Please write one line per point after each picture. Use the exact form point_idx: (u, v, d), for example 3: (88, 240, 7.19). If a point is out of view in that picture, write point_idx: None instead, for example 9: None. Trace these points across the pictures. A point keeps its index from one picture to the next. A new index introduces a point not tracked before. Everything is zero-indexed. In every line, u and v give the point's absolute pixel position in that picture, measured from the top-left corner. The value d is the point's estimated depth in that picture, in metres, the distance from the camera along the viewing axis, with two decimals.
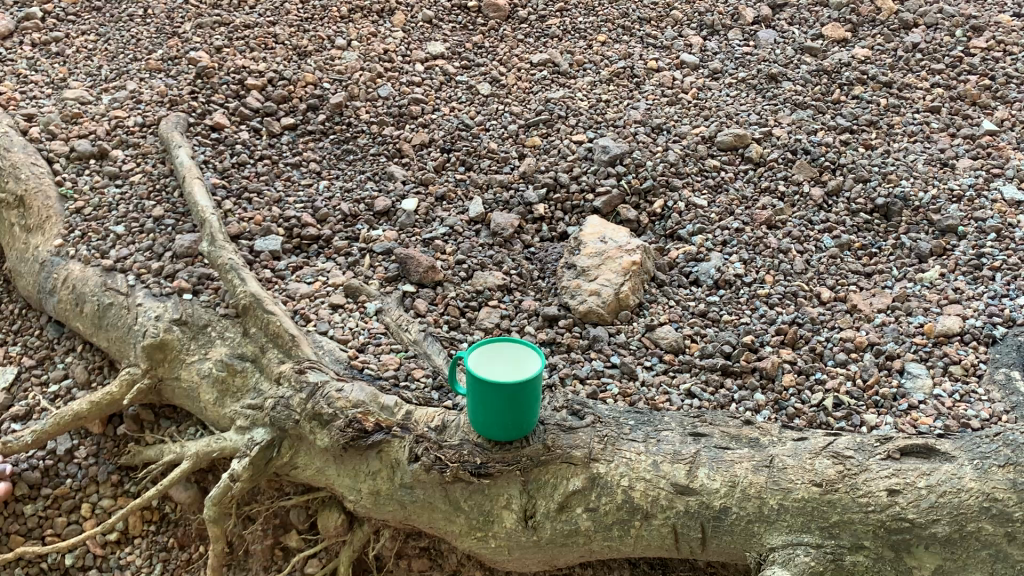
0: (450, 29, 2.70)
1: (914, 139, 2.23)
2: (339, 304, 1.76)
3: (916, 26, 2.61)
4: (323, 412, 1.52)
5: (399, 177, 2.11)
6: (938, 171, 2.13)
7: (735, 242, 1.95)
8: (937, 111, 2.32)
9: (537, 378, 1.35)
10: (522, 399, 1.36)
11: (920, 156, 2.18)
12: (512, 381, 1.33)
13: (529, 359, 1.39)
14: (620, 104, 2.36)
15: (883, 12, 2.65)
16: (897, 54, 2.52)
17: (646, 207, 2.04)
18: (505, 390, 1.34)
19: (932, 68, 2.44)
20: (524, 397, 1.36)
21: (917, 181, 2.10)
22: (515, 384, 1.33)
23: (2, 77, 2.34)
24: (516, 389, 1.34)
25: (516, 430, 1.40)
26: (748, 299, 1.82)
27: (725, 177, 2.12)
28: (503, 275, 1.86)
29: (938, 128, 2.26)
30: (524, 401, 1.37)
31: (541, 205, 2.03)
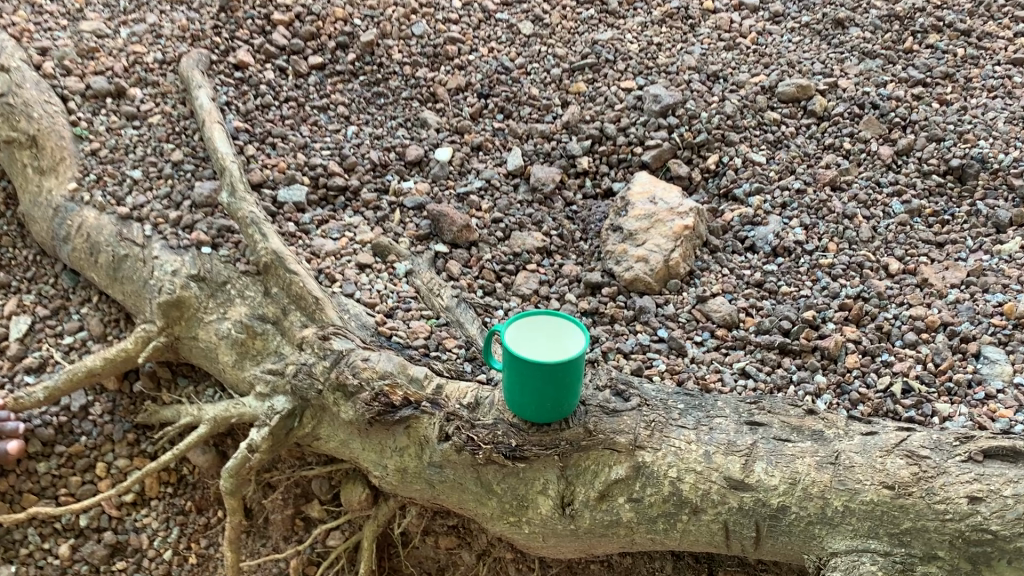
0: None
1: (994, 95, 2.04)
2: (367, 264, 1.64)
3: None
4: (347, 383, 1.40)
5: (433, 124, 1.97)
6: (1021, 130, 1.94)
7: (795, 204, 1.80)
8: (1021, 63, 2.12)
9: (579, 358, 1.23)
10: (563, 382, 1.24)
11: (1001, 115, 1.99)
12: (553, 361, 1.21)
13: (572, 338, 1.27)
14: (673, 48, 2.19)
15: None
16: None
17: (699, 163, 1.89)
18: (546, 371, 1.22)
19: (1016, 16, 2.24)
20: (566, 380, 1.24)
21: (997, 141, 1.91)
22: (558, 365, 1.21)
23: (15, 6, 2.18)
24: (557, 371, 1.22)
25: (556, 412, 1.28)
26: (809, 270, 1.68)
27: (786, 133, 1.96)
28: (543, 237, 1.72)
29: (1021, 83, 2.06)
30: (566, 382, 1.25)
31: (586, 158, 1.88)
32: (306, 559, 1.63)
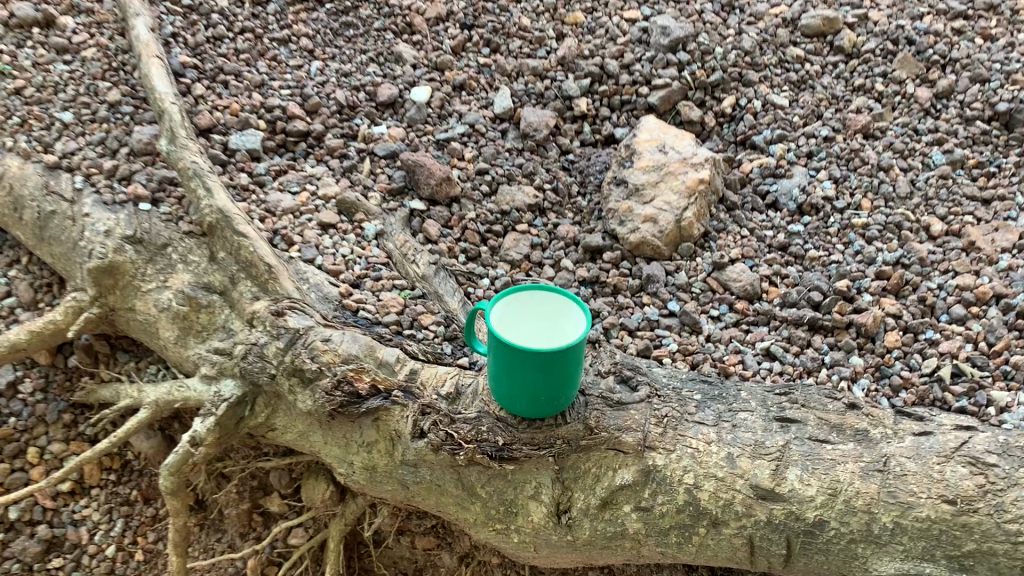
0: None
1: None
2: (330, 223, 1.41)
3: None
4: (305, 367, 1.19)
5: (409, 59, 1.72)
6: None
7: (823, 154, 1.58)
8: None
9: (579, 344, 1.02)
10: (559, 373, 1.04)
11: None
12: (548, 349, 1.00)
13: (570, 320, 1.06)
14: None
15: None
16: None
17: (712, 106, 1.66)
18: (539, 360, 1.01)
19: None
20: (563, 370, 1.04)
21: None
22: (555, 353, 1.00)
23: None
24: (553, 361, 1.01)
25: (549, 407, 1.08)
26: (840, 231, 1.47)
27: (811, 72, 1.73)
28: (535, 192, 1.50)
29: None
30: (563, 373, 1.04)
31: (584, 100, 1.65)
32: (265, 558, 1.44)
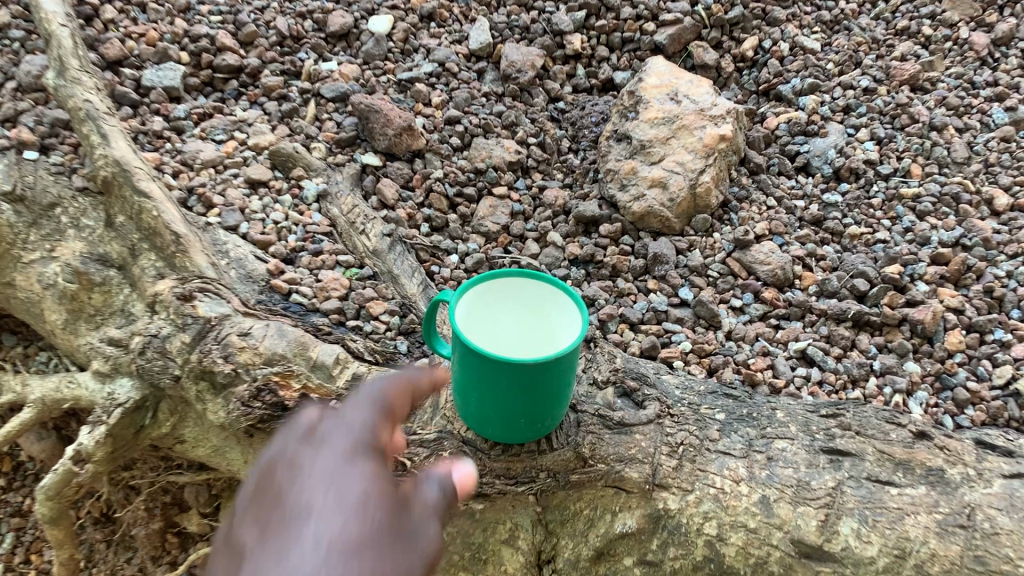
0: None
1: None
2: (261, 181, 1.14)
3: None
4: (216, 370, 0.92)
5: None
6: None
7: (863, 108, 1.31)
8: None
9: (567, 358, 0.76)
10: (546, 389, 0.78)
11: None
12: (535, 358, 0.73)
13: (562, 319, 0.81)
14: None
15: None
16: None
17: (730, 48, 1.40)
18: (522, 373, 0.75)
19: None
20: (552, 386, 0.78)
21: None
22: (545, 362, 0.74)
23: None
24: (538, 374, 0.75)
25: (530, 432, 0.82)
26: (885, 203, 1.21)
27: (846, 10, 1.45)
28: (517, 146, 1.23)
29: None
30: (551, 389, 0.78)
31: (578, 36, 1.37)
32: None
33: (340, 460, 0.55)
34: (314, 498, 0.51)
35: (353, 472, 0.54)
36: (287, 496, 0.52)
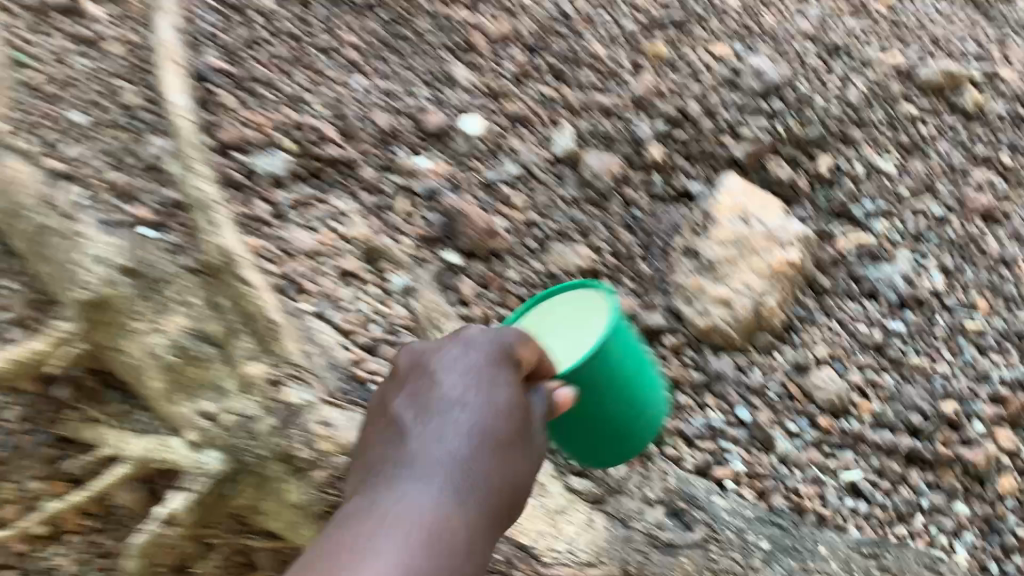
0: None
1: None
2: (350, 272, 1.21)
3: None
4: (298, 456, 0.97)
5: (464, 79, 1.49)
6: None
7: (933, 237, 1.35)
8: None
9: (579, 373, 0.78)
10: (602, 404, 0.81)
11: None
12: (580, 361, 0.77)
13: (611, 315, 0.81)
14: (785, 8, 1.66)
15: None
16: None
17: (806, 166, 1.44)
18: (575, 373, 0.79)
19: None
20: (600, 407, 0.81)
21: None
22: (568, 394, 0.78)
23: None
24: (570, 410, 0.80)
25: (633, 442, 0.87)
26: (947, 333, 1.24)
27: (925, 135, 1.49)
28: (590, 255, 1.35)
29: None
30: (615, 398, 0.82)
31: (657, 146, 1.44)
32: None
33: (476, 386, 0.63)
34: (453, 431, 0.60)
35: (483, 403, 0.62)
36: (417, 416, 0.62)
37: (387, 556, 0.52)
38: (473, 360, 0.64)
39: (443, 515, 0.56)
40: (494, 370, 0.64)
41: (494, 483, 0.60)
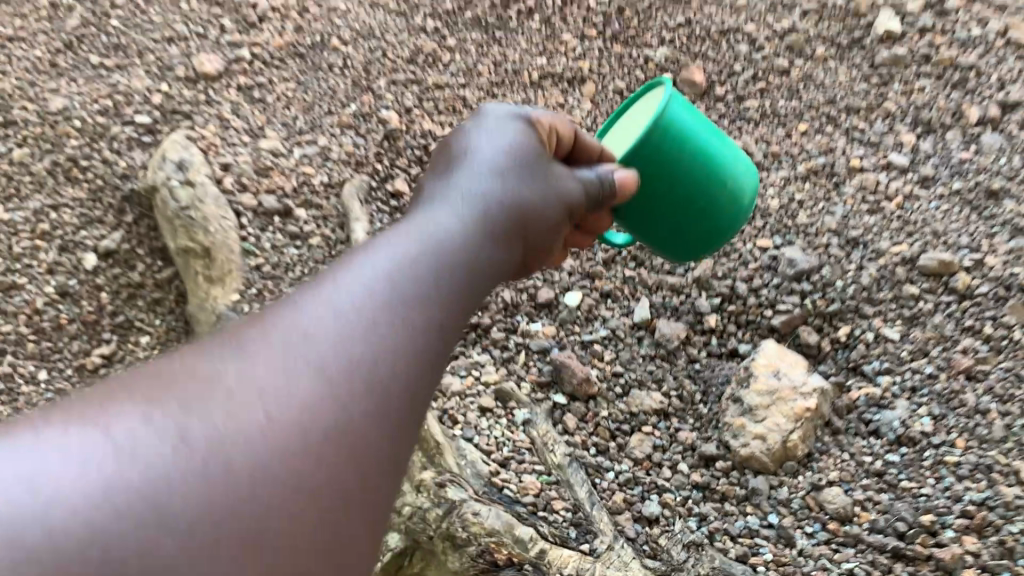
0: None
1: None
2: (488, 408, 1.74)
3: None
4: (457, 535, 1.44)
5: (567, 264, 1.99)
6: None
7: (926, 391, 1.76)
8: None
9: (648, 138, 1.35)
10: (679, 169, 1.38)
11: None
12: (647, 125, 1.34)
13: (678, 132, 1.36)
14: (816, 207, 2.09)
15: None
16: None
17: (829, 332, 1.89)
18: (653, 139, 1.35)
19: None
20: (675, 168, 1.38)
21: None
22: (641, 166, 1.37)
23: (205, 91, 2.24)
24: (642, 198, 1.39)
25: (708, 224, 1.44)
26: (932, 464, 1.64)
27: (924, 309, 1.89)
28: (662, 398, 1.77)
29: None
30: (686, 156, 1.38)
31: (713, 316, 1.91)
32: None
33: (497, 157, 1.17)
34: (485, 173, 1.13)
35: (503, 165, 1.16)
36: (465, 169, 1.15)
37: (378, 268, 0.88)
38: (495, 114, 1.27)
39: (513, 169, 1.16)
40: (509, 117, 1.26)
41: (517, 197, 1.12)
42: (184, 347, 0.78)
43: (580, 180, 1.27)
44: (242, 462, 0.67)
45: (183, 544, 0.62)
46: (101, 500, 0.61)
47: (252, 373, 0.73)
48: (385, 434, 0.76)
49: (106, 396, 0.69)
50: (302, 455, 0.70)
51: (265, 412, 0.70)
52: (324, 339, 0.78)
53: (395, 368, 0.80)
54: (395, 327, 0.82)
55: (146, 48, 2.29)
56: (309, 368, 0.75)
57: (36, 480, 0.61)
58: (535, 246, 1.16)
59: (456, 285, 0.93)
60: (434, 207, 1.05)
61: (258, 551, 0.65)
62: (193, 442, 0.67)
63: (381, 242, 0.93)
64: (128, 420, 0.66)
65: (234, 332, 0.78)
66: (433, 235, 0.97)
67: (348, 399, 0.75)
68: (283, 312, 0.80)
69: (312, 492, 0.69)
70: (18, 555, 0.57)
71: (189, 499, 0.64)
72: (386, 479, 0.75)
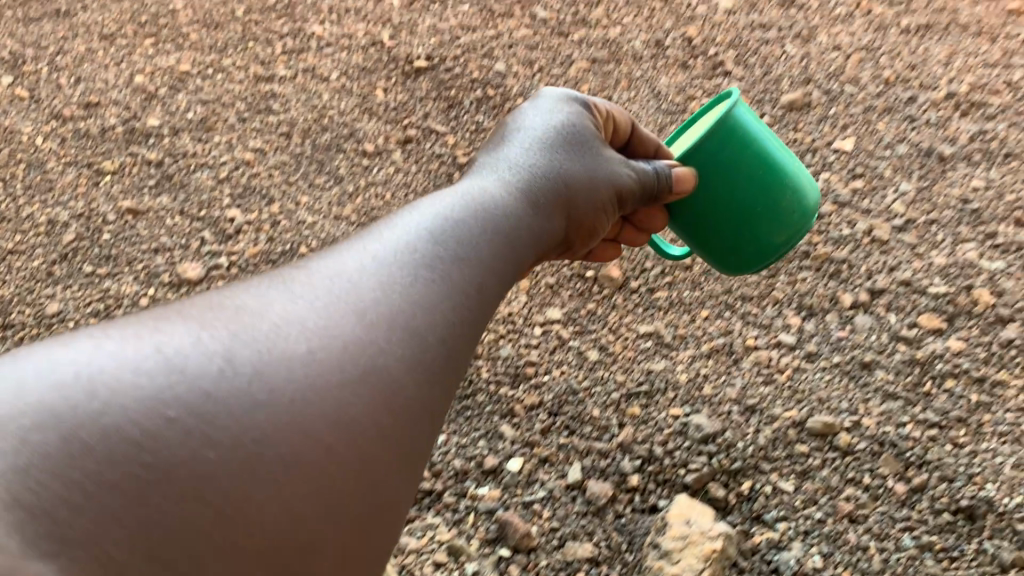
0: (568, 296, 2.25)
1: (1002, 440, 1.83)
2: (442, 562, 1.83)
3: (1014, 401, 1.89)
4: None
5: (509, 434, 2.02)
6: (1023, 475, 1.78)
7: (816, 532, 1.78)
8: None
9: (708, 139, 1.51)
10: (735, 172, 1.53)
11: (1010, 491, 1.76)
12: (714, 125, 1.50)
13: (740, 134, 1.52)
14: (716, 381, 2.04)
15: (979, 304, 2.06)
16: (993, 347, 1.98)
17: (734, 486, 1.88)
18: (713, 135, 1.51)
19: None
20: (730, 175, 1.53)
21: (1002, 485, 1.77)
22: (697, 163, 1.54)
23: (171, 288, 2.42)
24: (698, 195, 1.56)
25: (755, 234, 1.58)
26: None
27: (812, 462, 1.88)
28: (593, 547, 1.83)
29: None
30: (745, 150, 1.52)
31: (635, 475, 1.91)
32: None
33: (541, 144, 1.42)
34: (530, 156, 1.38)
35: (545, 152, 1.40)
36: (515, 147, 1.41)
37: (405, 248, 1.09)
38: (551, 102, 1.51)
39: (563, 158, 1.40)
40: (563, 108, 1.50)
41: (553, 175, 1.37)
42: (287, 279, 1.02)
43: (635, 171, 1.49)
44: (317, 380, 0.90)
45: (272, 432, 0.85)
46: (219, 395, 0.84)
47: (336, 312, 0.97)
48: (423, 376, 0.98)
49: (226, 319, 0.93)
50: (362, 381, 0.93)
51: (340, 347, 0.94)
52: (389, 294, 1.02)
53: (438, 326, 1.03)
54: (446, 287, 1.07)
55: (135, 258, 2.53)
56: (374, 315, 0.99)
57: (179, 371, 0.84)
58: (582, 225, 1.41)
59: (499, 248, 1.18)
60: (489, 179, 1.30)
61: (322, 452, 0.87)
62: (285, 363, 0.90)
63: (440, 210, 1.18)
64: (238, 343, 0.89)
65: (324, 276, 1.02)
66: (478, 207, 1.21)
67: (398, 346, 0.98)
68: (363, 262, 1.05)
69: (363, 416, 0.91)
70: (162, 419, 0.80)
71: (276, 413, 0.86)
72: (421, 417, 0.97)
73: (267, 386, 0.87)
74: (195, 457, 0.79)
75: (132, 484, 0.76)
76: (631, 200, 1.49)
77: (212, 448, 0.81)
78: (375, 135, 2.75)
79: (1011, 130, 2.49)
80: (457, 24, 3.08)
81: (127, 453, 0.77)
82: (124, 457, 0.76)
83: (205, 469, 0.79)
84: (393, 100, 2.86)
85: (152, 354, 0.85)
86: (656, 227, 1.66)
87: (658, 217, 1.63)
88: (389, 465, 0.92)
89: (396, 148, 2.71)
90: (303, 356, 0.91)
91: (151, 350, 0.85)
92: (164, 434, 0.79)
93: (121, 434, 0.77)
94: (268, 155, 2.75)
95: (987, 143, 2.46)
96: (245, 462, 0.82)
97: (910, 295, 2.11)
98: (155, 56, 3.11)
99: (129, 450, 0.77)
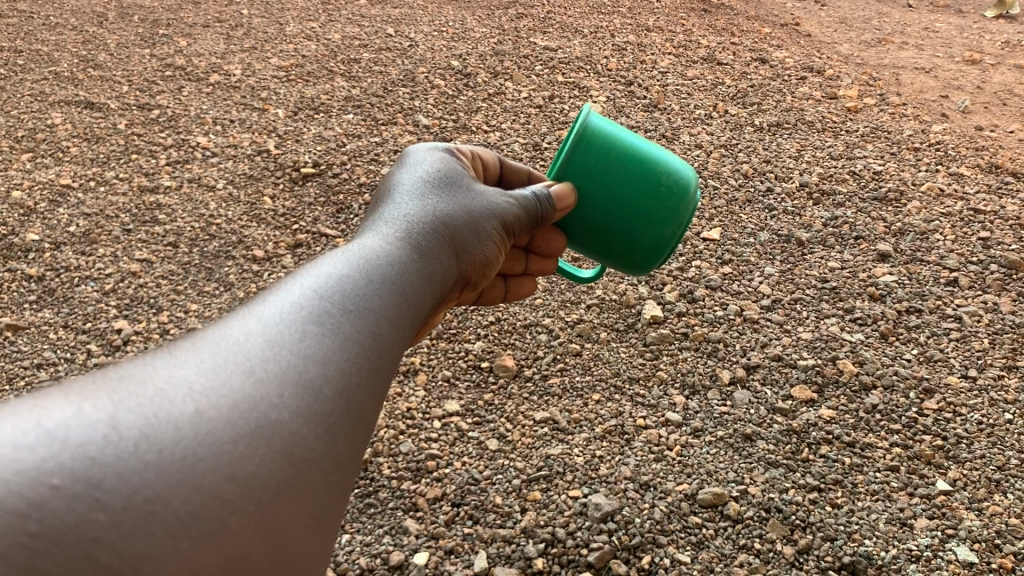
0: (465, 387, 2.31)
1: (875, 497, 1.96)
2: None
3: (883, 461, 2.03)
4: None
5: (413, 528, 1.95)
6: (897, 528, 1.88)
7: None
8: (897, 468, 2.02)
9: (572, 151, 1.51)
10: (610, 175, 1.52)
11: (885, 545, 1.85)
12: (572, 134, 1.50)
13: (600, 138, 1.51)
14: (613, 460, 2.08)
15: (844, 373, 2.24)
16: (858, 412, 2.15)
17: (635, 561, 1.86)
18: (577, 146, 1.51)
19: (890, 426, 2.11)
20: (603, 179, 1.52)
21: (877, 540, 1.86)
22: (570, 179, 1.53)
23: None
24: (583, 205, 1.54)
25: (648, 231, 1.54)
26: None
27: (706, 532, 1.90)
28: None
29: (899, 486, 1.98)
30: (614, 153, 1.52)
31: (540, 558, 1.87)
32: None
33: (435, 188, 1.34)
34: (428, 199, 1.30)
35: (442, 195, 1.32)
36: (407, 191, 1.32)
37: (299, 291, 0.97)
38: (421, 154, 1.43)
39: (448, 202, 1.31)
40: (434, 157, 1.42)
41: (451, 216, 1.29)
42: (168, 345, 0.87)
43: (517, 198, 1.43)
44: (215, 439, 0.77)
45: (168, 493, 0.72)
46: (107, 459, 0.71)
47: (226, 365, 0.84)
48: (329, 426, 0.86)
49: (103, 382, 0.79)
50: (258, 435, 0.80)
51: (230, 402, 0.81)
52: (281, 343, 0.89)
53: (342, 372, 0.91)
54: (345, 337, 0.94)
55: (16, 374, 2.38)
56: (264, 368, 0.85)
57: (58, 438, 0.71)
58: (480, 264, 1.32)
59: (403, 287, 1.08)
60: (381, 228, 1.20)
61: (225, 511, 0.75)
62: (170, 421, 0.77)
63: (332, 258, 1.06)
64: (121, 405, 0.76)
65: (206, 332, 0.89)
66: (373, 250, 1.11)
67: (296, 397, 0.85)
68: (250, 317, 0.92)
69: (266, 472, 0.79)
70: (46, 488, 0.68)
71: (172, 472, 0.73)
72: (332, 467, 0.85)
73: (157, 447, 0.74)
74: (84, 526, 0.68)
75: (20, 559, 0.65)
76: (520, 228, 1.44)
77: (104, 513, 0.69)
78: (264, 241, 2.77)
79: (859, 216, 2.77)
80: (342, 132, 3.20)
81: (11, 530, 0.65)
82: (6, 531, 0.65)
83: (97, 536, 0.68)
84: (281, 207, 2.90)
85: (30, 426, 0.71)
86: (557, 250, 1.65)
87: (556, 239, 1.61)
88: (295, 521, 0.80)
89: (286, 252, 2.73)
90: (191, 417, 0.78)
91: (28, 421, 0.72)
92: (50, 504, 0.67)
93: (4, 505, 0.66)
94: (155, 264, 2.71)
95: (839, 227, 2.73)
96: (140, 526, 0.70)
97: (782, 368, 2.27)
98: (34, 171, 3.10)
99: (12, 522, 0.66)
